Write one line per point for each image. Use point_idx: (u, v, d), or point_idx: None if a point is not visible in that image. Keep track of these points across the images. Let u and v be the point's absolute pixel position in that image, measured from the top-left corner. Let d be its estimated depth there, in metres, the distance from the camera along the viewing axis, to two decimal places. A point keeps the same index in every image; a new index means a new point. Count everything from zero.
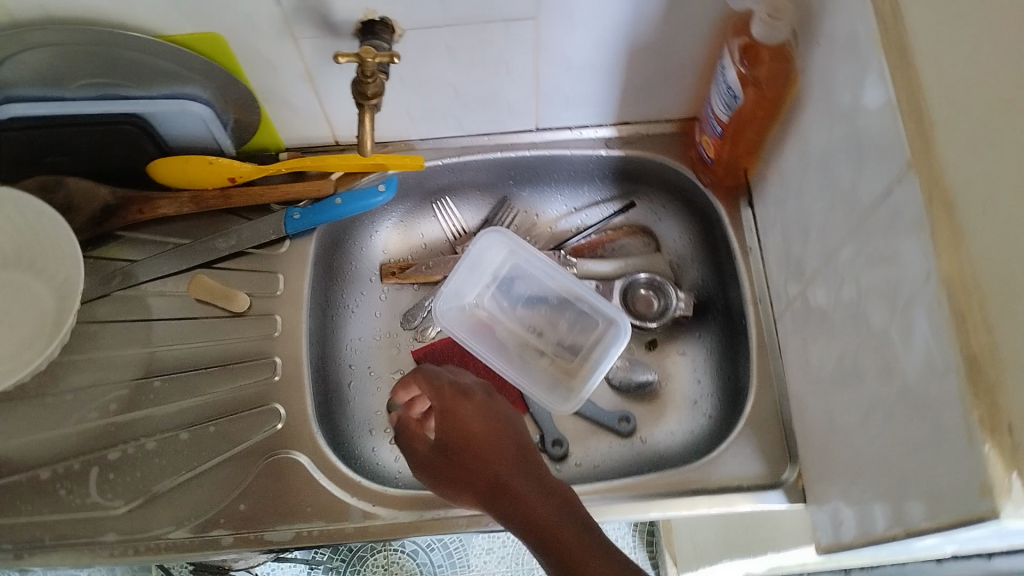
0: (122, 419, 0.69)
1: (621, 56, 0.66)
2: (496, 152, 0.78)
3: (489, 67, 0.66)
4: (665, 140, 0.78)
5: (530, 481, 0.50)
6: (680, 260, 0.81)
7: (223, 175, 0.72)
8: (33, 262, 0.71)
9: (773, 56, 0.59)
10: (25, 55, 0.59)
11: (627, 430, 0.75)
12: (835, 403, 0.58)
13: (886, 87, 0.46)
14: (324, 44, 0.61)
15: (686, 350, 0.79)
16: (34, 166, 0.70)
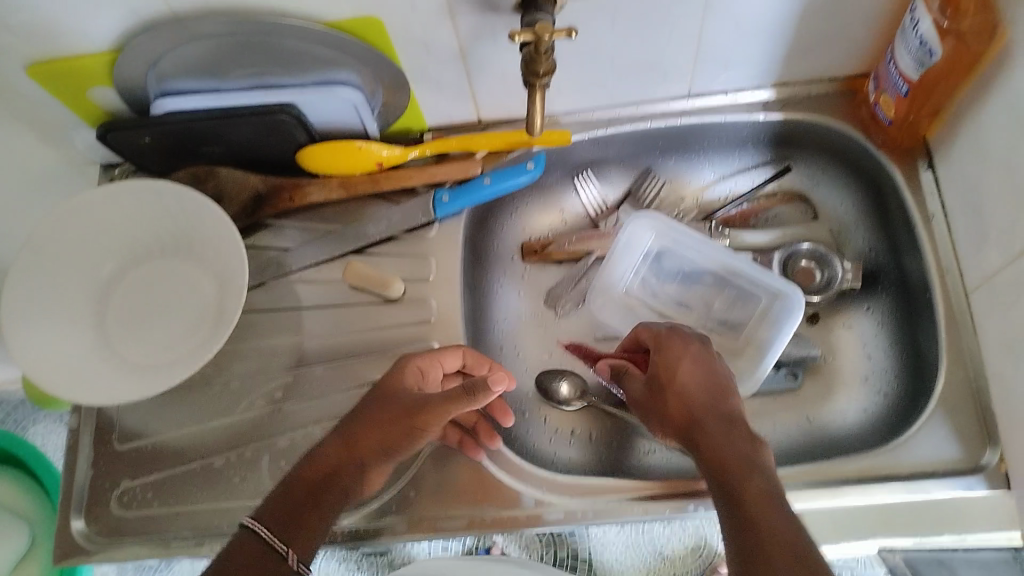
0: (285, 407, 0.70)
1: (796, 12, 0.62)
2: (644, 122, 0.74)
3: (651, 33, 0.62)
4: (828, 100, 0.72)
5: (725, 436, 0.50)
6: (841, 228, 0.76)
7: (369, 161, 0.71)
8: (195, 250, 0.71)
9: (977, 7, 0.54)
10: (188, 46, 0.59)
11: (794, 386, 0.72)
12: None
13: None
14: (484, 21, 0.59)
15: (853, 324, 0.74)
16: (187, 157, 0.71)
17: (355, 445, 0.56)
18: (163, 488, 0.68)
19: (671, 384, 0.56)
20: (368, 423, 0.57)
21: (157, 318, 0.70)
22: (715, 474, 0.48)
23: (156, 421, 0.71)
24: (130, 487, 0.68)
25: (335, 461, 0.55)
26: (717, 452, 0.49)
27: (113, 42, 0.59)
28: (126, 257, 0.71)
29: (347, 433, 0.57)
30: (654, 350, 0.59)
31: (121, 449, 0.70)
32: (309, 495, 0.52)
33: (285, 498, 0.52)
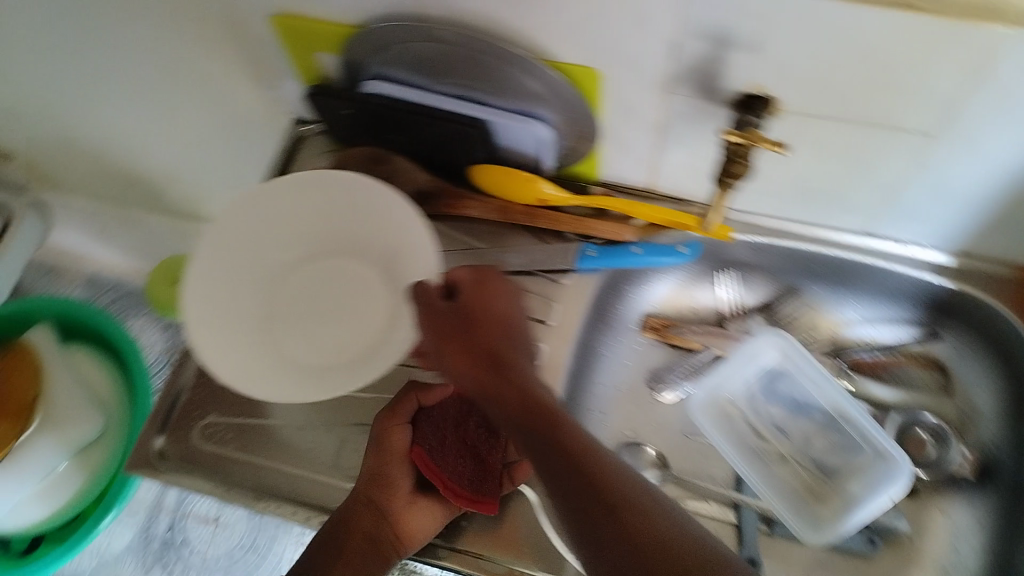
0: (376, 399, 0.71)
1: (1003, 192, 0.60)
2: (809, 245, 0.73)
3: (849, 168, 0.62)
4: (1002, 284, 0.70)
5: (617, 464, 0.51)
6: (970, 412, 0.73)
7: (533, 196, 0.72)
8: (389, 267, 0.72)
9: None
10: (417, 45, 0.61)
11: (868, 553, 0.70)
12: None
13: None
14: (696, 105, 0.60)
15: (951, 512, 0.71)
16: (370, 138, 0.73)
17: (368, 496, 0.63)
18: (244, 435, 0.70)
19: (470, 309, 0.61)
20: (372, 480, 0.63)
21: (323, 317, 0.72)
22: (581, 479, 0.49)
23: None
24: (214, 423, 0.71)
25: (349, 512, 0.62)
26: (602, 469, 0.50)
27: (352, 19, 0.61)
28: (318, 242, 0.74)
29: (363, 494, 0.63)
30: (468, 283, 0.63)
31: (221, 384, 0.73)
32: (331, 559, 0.60)
33: (320, 551, 0.61)
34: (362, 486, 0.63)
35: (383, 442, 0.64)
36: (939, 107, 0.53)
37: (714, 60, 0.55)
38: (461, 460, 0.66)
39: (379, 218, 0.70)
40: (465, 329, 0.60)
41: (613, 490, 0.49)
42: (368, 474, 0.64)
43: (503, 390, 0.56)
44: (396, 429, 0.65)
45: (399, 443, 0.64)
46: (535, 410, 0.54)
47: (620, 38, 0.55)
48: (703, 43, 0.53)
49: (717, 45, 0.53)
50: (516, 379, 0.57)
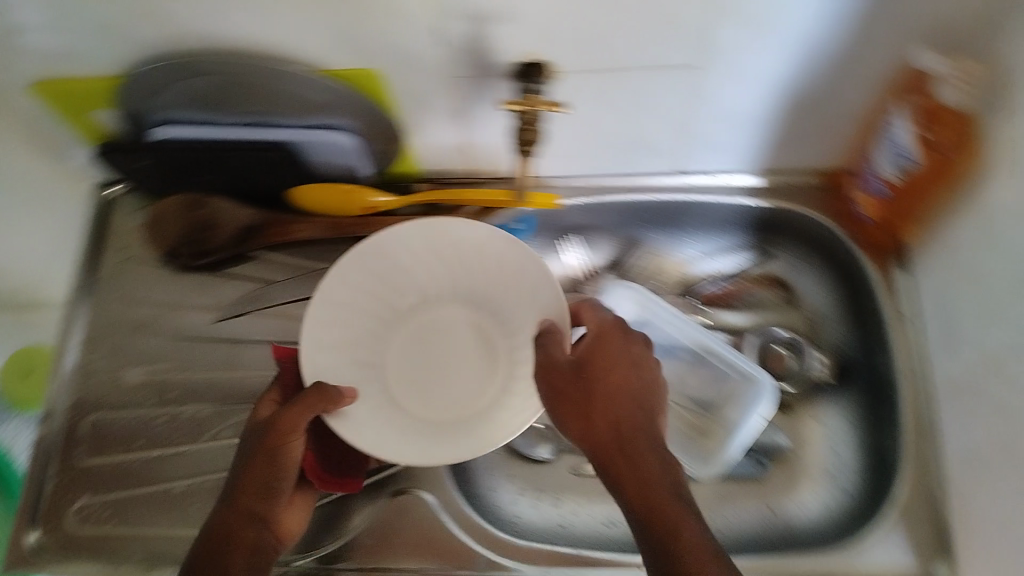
0: None
1: (782, 104, 0.63)
2: (633, 194, 0.75)
3: (641, 114, 0.65)
4: (811, 191, 0.74)
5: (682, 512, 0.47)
6: (818, 318, 0.76)
7: (360, 205, 0.73)
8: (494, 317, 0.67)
9: (953, 119, 0.56)
10: (196, 81, 0.60)
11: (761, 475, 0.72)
12: (1007, 483, 0.54)
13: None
14: (481, 84, 0.61)
15: (823, 416, 0.73)
16: (182, 184, 0.72)
17: (259, 507, 0.54)
18: (121, 509, 0.68)
19: (587, 366, 0.54)
20: (264, 460, 0.54)
21: (437, 380, 0.66)
22: (652, 532, 0.47)
23: (127, 440, 0.71)
24: (87, 505, 0.68)
25: (235, 521, 0.53)
26: (674, 521, 0.47)
27: (116, 69, 0.60)
28: (444, 291, 0.68)
29: (248, 503, 0.54)
30: (588, 338, 0.57)
31: (84, 465, 0.70)
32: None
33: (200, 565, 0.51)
34: (261, 478, 0.54)
35: (280, 441, 0.54)
36: (697, 38, 0.56)
37: (480, 37, 0.56)
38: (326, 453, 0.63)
39: (482, 259, 0.64)
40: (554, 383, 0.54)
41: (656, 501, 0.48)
42: (261, 454, 0.54)
43: (628, 469, 0.49)
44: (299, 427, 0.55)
45: (296, 445, 0.55)
46: (656, 446, 0.51)
47: (383, 35, 0.56)
48: (460, 23, 0.54)
49: (474, 23, 0.54)
50: (583, 382, 0.53)
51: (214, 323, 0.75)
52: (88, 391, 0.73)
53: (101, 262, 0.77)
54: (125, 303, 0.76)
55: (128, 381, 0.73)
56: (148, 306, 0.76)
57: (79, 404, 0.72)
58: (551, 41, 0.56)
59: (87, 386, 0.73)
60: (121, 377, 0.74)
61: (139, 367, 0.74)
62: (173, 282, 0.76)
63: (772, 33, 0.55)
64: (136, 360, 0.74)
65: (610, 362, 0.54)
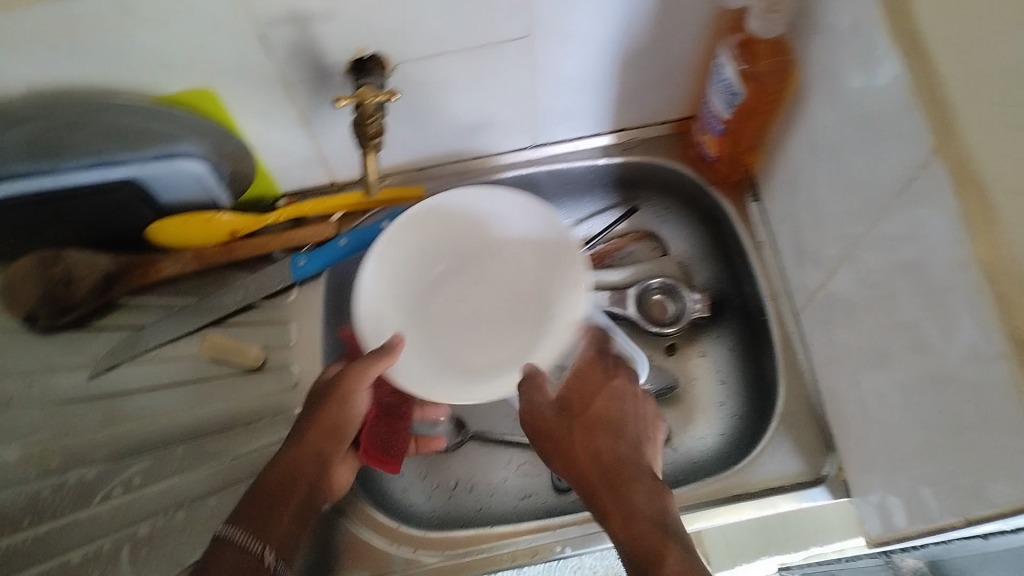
0: (147, 492, 0.68)
1: (617, 66, 0.66)
2: (495, 174, 0.77)
3: (485, 92, 0.66)
4: (661, 142, 0.78)
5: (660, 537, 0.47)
6: (687, 262, 0.80)
7: (222, 232, 0.71)
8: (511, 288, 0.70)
9: (769, 51, 0.59)
10: (13, 133, 0.57)
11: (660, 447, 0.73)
12: (868, 375, 0.59)
13: (894, 56, 0.48)
14: (318, 89, 0.61)
15: (706, 351, 0.78)
16: (30, 241, 0.68)
17: (319, 447, 0.59)
18: None
19: (577, 390, 0.59)
20: (329, 407, 0.59)
21: (485, 340, 0.68)
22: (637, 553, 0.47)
23: None
24: None
25: (303, 451, 0.59)
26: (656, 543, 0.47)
27: None
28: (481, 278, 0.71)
29: (313, 443, 0.59)
30: (581, 371, 0.61)
31: None
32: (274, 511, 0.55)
33: (259, 501, 0.55)
34: (325, 423, 0.59)
35: (348, 397, 0.59)
36: (520, 12, 0.57)
37: (307, 41, 0.56)
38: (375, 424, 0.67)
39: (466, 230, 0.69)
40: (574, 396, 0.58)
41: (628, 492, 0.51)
42: (324, 403, 0.59)
43: (612, 498, 0.51)
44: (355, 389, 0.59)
45: (357, 400, 0.60)
46: (616, 444, 0.54)
47: (208, 52, 0.55)
48: (283, 28, 0.54)
49: (300, 25, 0.54)
50: (588, 401, 0.58)
51: (90, 380, 0.71)
52: None
53: None
54: None
55: None
56: None
57: None
58: (382, 32, 0.56)
59: None
60: None
61: None
62: None
63: None
64: None
65: (594, 384, 0.60)
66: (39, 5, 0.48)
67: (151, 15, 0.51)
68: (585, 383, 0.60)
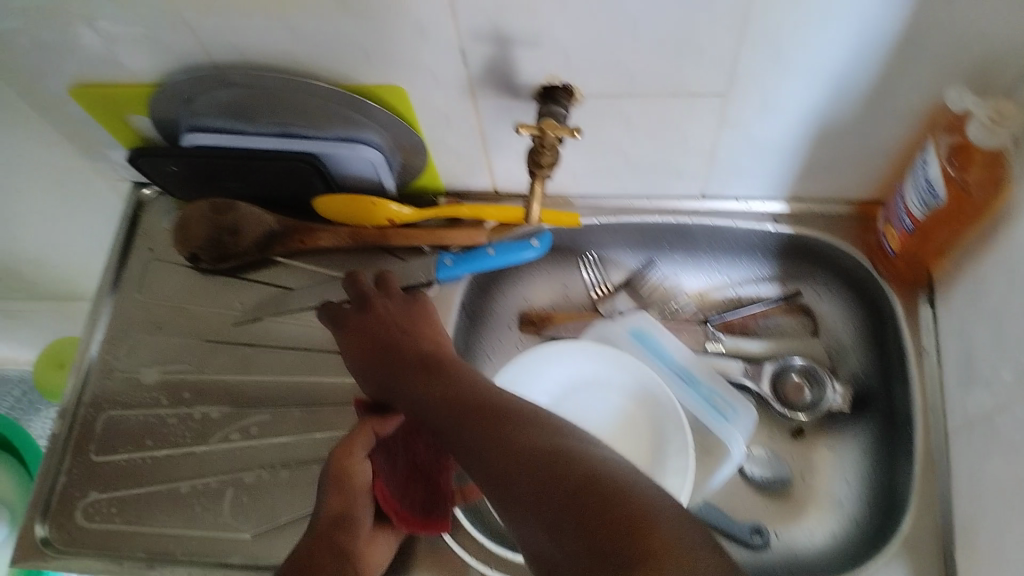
0: (259, 443, 0.71)
1: (810, 138, 0.63)
2: (655, 216, 0.75)
3: (665, 138, 0.64)
4: (841, 223, 0.73)
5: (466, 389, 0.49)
6: (838, 347, 0.76)
7: (382, 216, 0.73)
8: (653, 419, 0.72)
9: (987, 161, 0.54)
10: (221, 91, 0.61)
11: (760, 545, 0.68)
12: (1015, 533, 0.53)
13: None
14: (503, 105, 0.61)
15: (836, 445, 0.73)
16: (211, 187, 0.73)
17: (334, 536, 0.51)
18: (129, 506, 0.70)
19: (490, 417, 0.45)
20: (340, 491, 0.55)
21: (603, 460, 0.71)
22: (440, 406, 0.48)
23: (140, 439, 0.72)
24: (96, 500, 0.70)
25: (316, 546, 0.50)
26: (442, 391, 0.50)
27: (153, 75, 0.62)
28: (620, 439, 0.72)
29: (330, 528, 0.52)
30: (375, 320, 0.63)
31: (96, 461, 0.72)
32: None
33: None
34: (326, 518, 0.53)
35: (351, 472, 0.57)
36: (720, 69, 0.55)
37: (503, 60, 0.56)
38: (415, 486, 0.62)
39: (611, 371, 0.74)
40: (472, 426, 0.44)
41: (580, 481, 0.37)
42: (333, 492, 0.55)
43: (433, 396, 0.50)
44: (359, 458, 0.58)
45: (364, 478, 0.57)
46: (482, 391, 0.48)
47: (408, 54, 0.56)
48: (483, 43, 0.54)
49: (499, 45, 0.54)
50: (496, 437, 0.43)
51: (234, 326, 0.76)
52: (105, 387, 0.75)
53: (128, 260, 0.79)
54: (147, 302, 0.78)
55: (144, 380, 0.75)
56: (168, 307, 0.77)
57: (96, 400, 0.74)
58: (577, 65, 0.56)
59: (105, 381, 0.75)
60: (138, 377, 0.75)
61: (157, 367, 0.75)
62: (194, 283, 0.78)
63: (795, 66, 0.54)
64: (152, 360, 0.75)
65: (492, 409, 0.46)
66: None
67: (364, 14, 0.52)
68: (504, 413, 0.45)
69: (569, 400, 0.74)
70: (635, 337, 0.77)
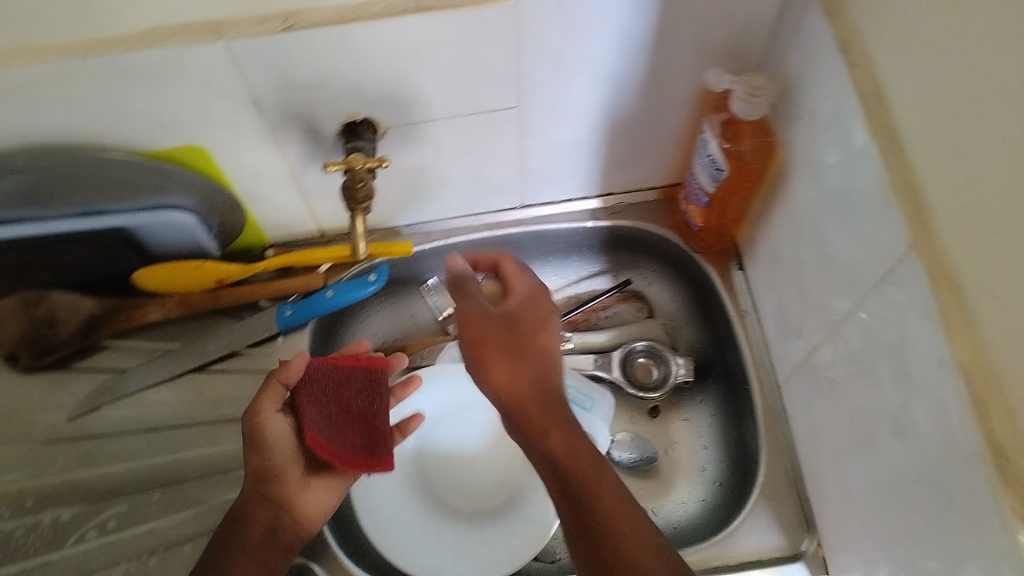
0: (120, 536, 0.68)
1: (606, 134, 0.67)
2: (484, 232, 0.78)
3: (474, 156, 0.67)
4: (650, 207, 0.79)
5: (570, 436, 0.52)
6: (674, 324, 0.80)
7: (209, 279, 0.71)
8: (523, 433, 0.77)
9: (754, 131, 0.61)
10: (8, 179, 0.57)
11: None
12: (847, 456, 0.59)
13: (872, 148, 0.48)
14: (310, 148, 0.62)
15: (689, 415, 0.77)
16: (12, 283, 0.67)
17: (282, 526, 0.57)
18: None
19: (595, 495, 0.50)
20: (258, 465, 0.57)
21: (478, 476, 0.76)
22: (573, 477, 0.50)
23: None
24: None
25: (245, 514, 0.56)
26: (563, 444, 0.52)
27: None
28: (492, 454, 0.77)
29: (254, 489, 0.57)
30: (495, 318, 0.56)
31: None
32: (233, 551, 0.54)
33: (218, 547, 0.54)
34: (251, 486, 0.57)
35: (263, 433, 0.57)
36: (509, 83, 0.58)
37: (298, 104, 0.57)
38: None
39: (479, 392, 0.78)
40: (576, 508, 0.50)
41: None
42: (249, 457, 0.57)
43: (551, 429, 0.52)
44: (270, 415, 0.57)
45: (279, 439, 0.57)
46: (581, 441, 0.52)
47: (202, 112, 0.56)
48: (276, 91, 0.55)
49: (291, 89, 0.55)
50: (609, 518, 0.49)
51: (69, 421, 0.72)
52: None
53: None
54: None
55: None
56: None
57: None
58: (373, 100, 0.57)
59: None
60: None
61: None
62: (17, 384, 0.73)
63: (576, 70, 0.58)
64: None
65: (601, 480, 0.50)
66: (33, 65, 0.49)
67: (146, 78, 0.52)
68: (596, 482, 0.50)
69: (450, 417, 0.78)
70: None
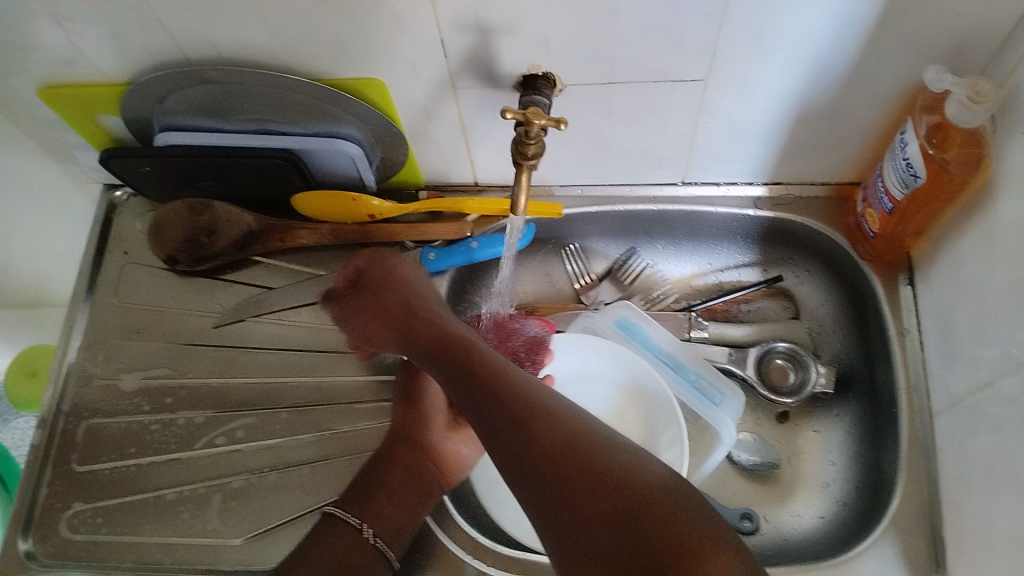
0: (246, 447, 0.70)
1: (790, 121, 0.63)
2: (637, 205, 0.76)
3: (647, 126, 0.64)
4: (819, 204, 0.74)
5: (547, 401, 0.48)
6: (820, 330, 0.76)
7: (362, 212, 0.73)
8: None
9: (965, 140, 0.55)
10: (195, 88, 0.60)
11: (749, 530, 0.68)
12: (1003, 507, 0.54)
13: None
14: (485, 96, 0.61)
15: (822, 428, 0.74)
16: (188, 188, 0.72)
17: (423, 489, 0.64)
18: (114, 515, 0.68)
19: (533, 411, 0.47)
20: (408, 420, 0.67)
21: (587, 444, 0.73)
22: (516, 416, 0.47)
23: (122, 446, 0.71)
24: (81, 510, 0.69)
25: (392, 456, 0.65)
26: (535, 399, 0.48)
27: (125, 73, 0.60)
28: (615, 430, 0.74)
29: (397, 441, 0.66)
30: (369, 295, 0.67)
31: (80, 470, 0.70)
32: (376, 488, 0.62)
33: (359, 486, 0.63)
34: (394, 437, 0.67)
35: (411, 391, 0.69)
36: (702, 53, 0.55)
37: (483, 49, 0.55)
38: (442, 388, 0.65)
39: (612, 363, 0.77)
40: (532, 474, 0.44)
41: (652, 507, 0.40)
42: (402, 416, 0.68)
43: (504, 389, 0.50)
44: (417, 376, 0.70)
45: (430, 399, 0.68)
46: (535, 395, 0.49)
47: (387, 47, 0.55)
48: (465, 34, 0.54)
49: (477, 34, 0.54)
50: (555, 455, 0.44)
51: (214, 328, 0.75)
52: (85, 395, 0.73)
53: (104, 266, 0.77)
54: (126, 306, 0.76)
55: (125, 387, 0.73)
56: (146, 310, 0.76)
57: (74, 408, 0.73)
58: (557, 55, 0.56)
59: (85, 390, 0.73)
60: (118, 383, 0.73)
61: (137, 373, 0.74)
62: (172, 286, 0.77)
63: (778, 48, 0.54)
64: (132, 365, 0.74)
65: (544, 411, 0.47)
66: None
67: (343, 5, 0.51)
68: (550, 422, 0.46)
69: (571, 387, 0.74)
70: (620, 328, 0.76)
